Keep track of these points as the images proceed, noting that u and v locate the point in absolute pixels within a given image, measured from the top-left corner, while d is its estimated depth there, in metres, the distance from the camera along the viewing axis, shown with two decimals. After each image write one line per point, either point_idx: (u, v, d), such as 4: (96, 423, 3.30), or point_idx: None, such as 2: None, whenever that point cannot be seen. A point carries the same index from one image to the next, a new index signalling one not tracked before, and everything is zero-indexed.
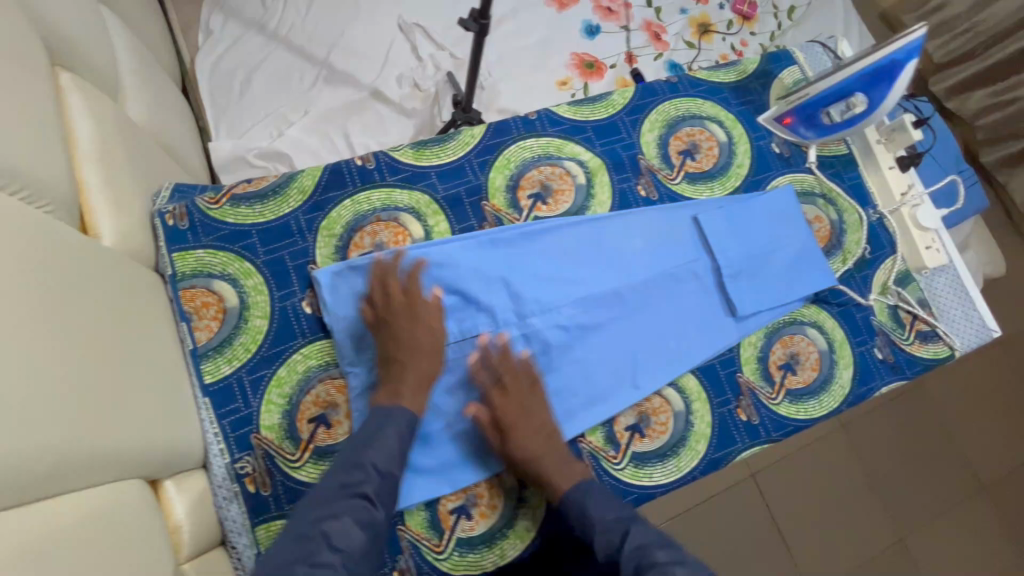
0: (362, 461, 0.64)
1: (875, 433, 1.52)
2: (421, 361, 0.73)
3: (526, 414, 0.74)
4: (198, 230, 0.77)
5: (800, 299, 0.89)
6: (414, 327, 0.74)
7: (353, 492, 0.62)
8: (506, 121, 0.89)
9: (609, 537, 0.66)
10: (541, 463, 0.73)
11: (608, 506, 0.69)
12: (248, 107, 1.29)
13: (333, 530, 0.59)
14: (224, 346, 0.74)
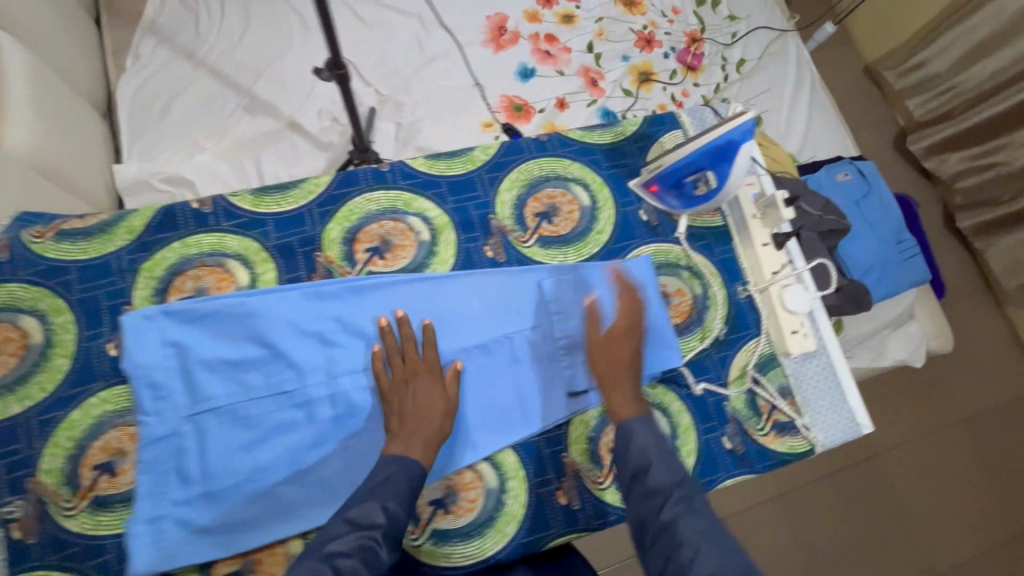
0: (376, 503, 0.65)
1: (813, 505, 1.44)
2: (436, 420, 0.74)
3: (623, 334, 0.80)
4: (16, 263, 0.77)
5: (643, 377, 0.84)
6: (433, 388, 0.76)
7: (364, 531, 0.63)
8: (356, 171, 0.88)
9: (661, 481, 0.67)
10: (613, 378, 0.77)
11: (666, 454, 0.70)
12: (164, 131, 1.31)
13: (347, 566, 0.60)
14: (18, 384, 0.73)
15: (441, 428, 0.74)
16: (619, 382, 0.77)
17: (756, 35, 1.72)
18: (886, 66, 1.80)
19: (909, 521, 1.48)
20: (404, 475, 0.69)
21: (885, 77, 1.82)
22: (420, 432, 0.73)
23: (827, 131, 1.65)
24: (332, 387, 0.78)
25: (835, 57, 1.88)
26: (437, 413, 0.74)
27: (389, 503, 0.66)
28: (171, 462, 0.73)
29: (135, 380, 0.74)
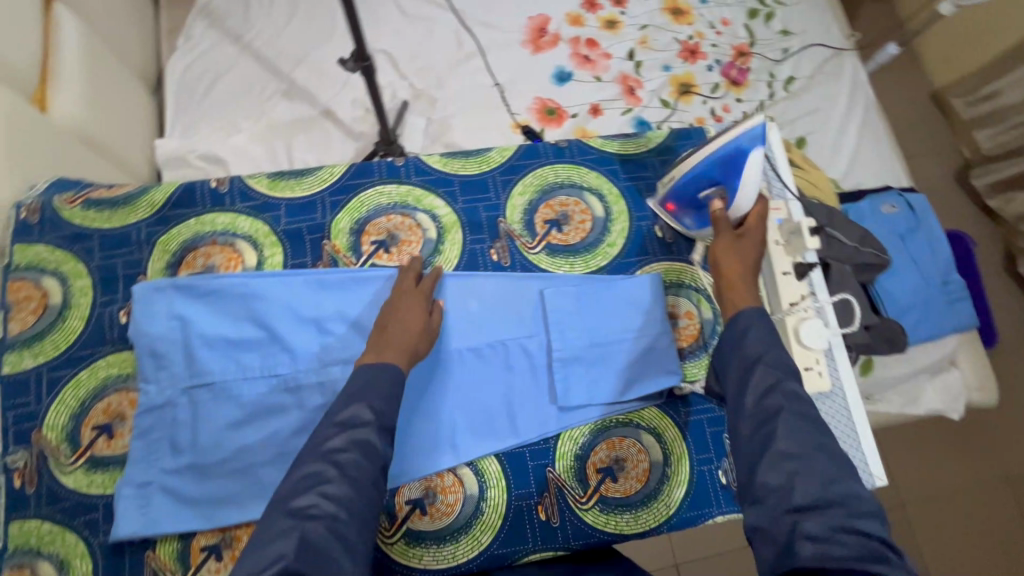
0: (361, 403, 0.64)
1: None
2: (418, 338, 0.73)
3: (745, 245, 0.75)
4: (44, 226, 0.81)
5: (638, 399, 0.81)
6: (419, 308, 0.76)
7: (354, 429, 0.61)
8: (371, 163, 0.88)
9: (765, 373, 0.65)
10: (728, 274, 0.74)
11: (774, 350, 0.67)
12: (206, 110, 1.36)
13: (347, 461, 0.59)
14: (33, 341, 0.77)
15: (417, 346, 0.73)
16: (736, 284, 0.73)
17: (809, 52, 1.64)
18: (953, 93, 1.69)
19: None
20: (386, 376, 0.67)
21: (953, 105, 1.71)
22: (401, 344, 0.72)
23: (877, 158, 1.55)
24: (322, 374, 0.78)
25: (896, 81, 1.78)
26: (416, 330, 0.74)
27: (377, 403, 0.64)
28: (164, 431, 0.76)
29: (139, 348, 0.77)
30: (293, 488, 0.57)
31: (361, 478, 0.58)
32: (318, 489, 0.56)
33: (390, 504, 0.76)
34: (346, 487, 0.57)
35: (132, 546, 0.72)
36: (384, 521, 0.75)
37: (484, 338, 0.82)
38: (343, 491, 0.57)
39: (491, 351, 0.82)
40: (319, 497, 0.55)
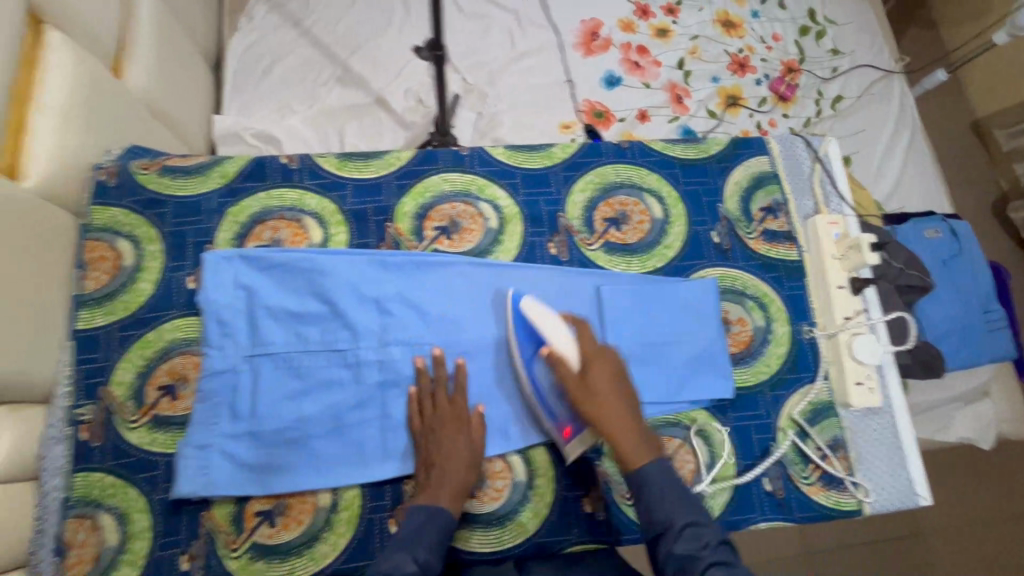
0: (407, 553, 0.66)
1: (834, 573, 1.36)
2: (464, 472, 0.74)
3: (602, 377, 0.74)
4: (121, 188, 0.83)
5: (688, 401, 0.83)
6: (460, 438, 0.75)
7: None
8: (437, 151, 0.90)
9: (693, 537, 0.65)
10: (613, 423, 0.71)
11: (687, 505, 0.67)
12: (263, 91, 1.39)
13: None
14: (105, 299, 0.79)
15: (466, 482, 0.74)
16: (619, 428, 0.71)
17: (858, 73, 1.64)
18: (998, 123, 1.70)
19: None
20: (436, 527, 0.69)
21: (994, 135, 1.72)
22: (450, 481, 0.73)
23: (921, 183, 1.55)
24: (381, 354, 0.80)
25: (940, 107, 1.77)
26: (463, 467, 0.74)
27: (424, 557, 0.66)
28: (225, 397, 0.77)
29: (206, 314, 0.79)
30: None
31: None
32: None
33: None
34: None
35: (189, 506, 0.74)
36: None
37: None
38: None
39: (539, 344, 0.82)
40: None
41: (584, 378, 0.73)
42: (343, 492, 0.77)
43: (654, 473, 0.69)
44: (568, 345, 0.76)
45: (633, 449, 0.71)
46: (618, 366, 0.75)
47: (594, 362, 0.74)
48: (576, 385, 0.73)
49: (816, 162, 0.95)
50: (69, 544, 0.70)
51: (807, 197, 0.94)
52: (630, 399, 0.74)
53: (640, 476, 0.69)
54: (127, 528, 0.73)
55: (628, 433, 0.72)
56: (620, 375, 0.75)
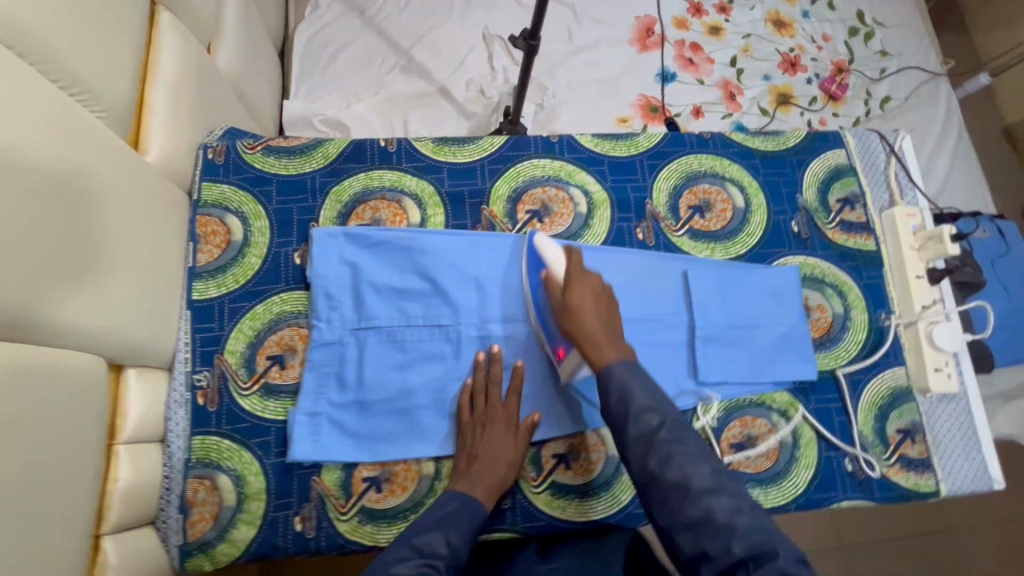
0: (439, 534, 0.66)
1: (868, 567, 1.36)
2: (501, 470, 0.75)
3: (591, 295, 0.73)
4: (229, 167, 0.87)
5: (772, 383, 0.85)
6: (506, 438, 0.77)
7: (428, 559, 0.63)
8: (528, 138, 0.93)
9: (649, 420, 0.63)
10: (591, 333, 0.70)
11: (650, 394, 0.65)
12: (329, 78, 1.43)
13: None
14: (218, 272, 0.83)
15: (503, 480, 0.75)
16: (596, 337, 0.70)
17: (906, 74, 1.66)
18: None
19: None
20: (470, 515, 0.70)
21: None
22: (489, 477, 0.74)
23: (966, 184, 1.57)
24: (482, 331, 0.83)
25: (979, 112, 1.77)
26: (503, 465, 0.75)
27: (451, 539, 0.66)
28: (332, 367, 0.81)
29: (315, 288, 0.82)
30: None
31: None
32: None
33: (538, 455, 0.81)
34: None
35: (300, 470, 0.78)
36: (531, 472, 0.80)
37: (625, 311, 0.86)
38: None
39: (628, 324, 0.85)
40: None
41: (565, 293, 0.73)
42: (445, 462, 0.80)
43: (623, 374, 0.66)
44: (557, 270, 0.77)
45: (604, 353, 0.68)
46: (603, 287, 0.74)
47: (577, 280, 0.74)
48: (559, 301, 0.74)
49: (891, 157, 0.98)
50: (192, 502, 0.74)
51: (883, 190, 0.97)
52: (612, 316, 0.72)
53: (608, 376, 0.66)
54: (242, 489, 0.76)
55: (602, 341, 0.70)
56: (604, 295, 0.74)
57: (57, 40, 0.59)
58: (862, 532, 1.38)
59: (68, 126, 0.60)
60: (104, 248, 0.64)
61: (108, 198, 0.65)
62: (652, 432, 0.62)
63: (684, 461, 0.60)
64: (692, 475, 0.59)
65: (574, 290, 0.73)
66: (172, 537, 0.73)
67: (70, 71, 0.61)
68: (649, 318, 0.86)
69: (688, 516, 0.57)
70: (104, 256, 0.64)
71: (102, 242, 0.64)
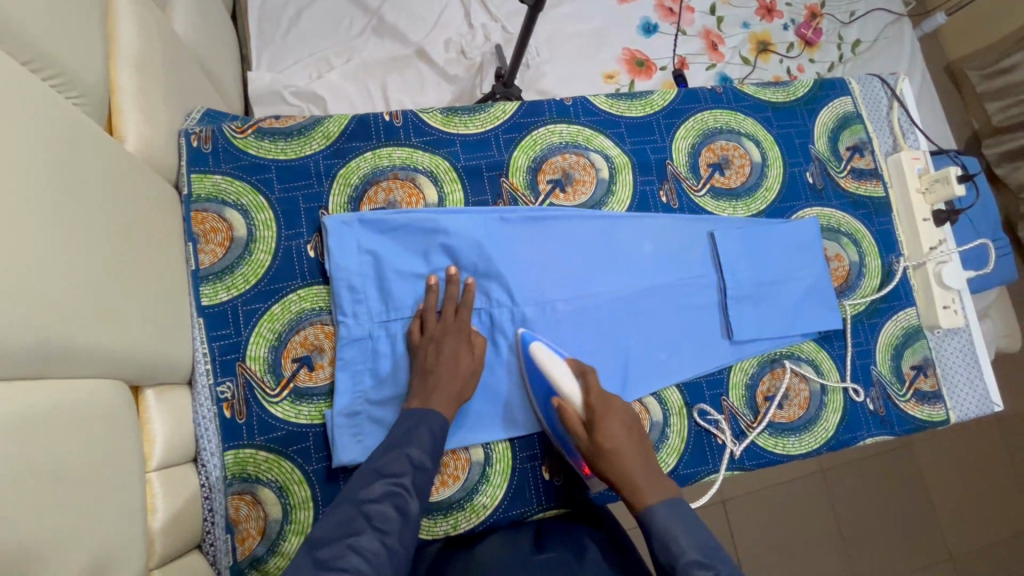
0: (401, 451, 0.63)
1: (852, 485, 1.42)
2: (461, 378, 0.73)
3: (623, 425, 0.70)
4: (219, 155, 0.78)
5: (801, 334, 0.88)
6: (462, 351, 0.74)
7: (391, 479, 0.61)
8: (541, 102, 0.88)
9: (698, 575, 0.57)
10: (628, 467, 0.68)
11: (698, 543, 0.61)
12: (293, 44, 1.30)
13: (377, 512, 0.58)
14: (225, 273, 0.75)
15: (462, 391, 0.73)
16: (632, 475, 0.67)
17: (873, 16, 1.66)
18: (972, 65, 1.67)
19: (938, 508, 1.45)
20: (429, 424, 0.67)
21: (968, 78, 1.68)
22: (447, 386, 0.71)
23: (931, 119, 1.60)
24: (513, 312, 0.80)
25: (934, 55, 1.73)
26: (463, 374, 0.73)
27: (415, 455, 0.64)
28: (365, 363, 0.76)
29: (336, 282, 0.76)
30: (326, 534, 0.57)
31: (392, 530, 0.58)
32: (348, 541, 0.56)
33: None
34: (373, 538, 0.57)
35: (345, 473, 0.74)
36: None
37: (655, 278, 0.85)
38: (377, 559, 0.55)
39: (659, 289, 0.85)
40: (348, 550, 0.55)
41: (591, 432, 0.69)
42: (494, 447, 0.78)
43: (669, 522, 0.63)
44: (570, 397, 0.71)
45: (644, 493, 0.66)
46: (626, 412, 0.71)
47: (601, 413, 0.70)
48: (586, 440, 0.69)
49: (892, 102, 0.99)
50: (236, 520, 0.70)
51: (886, 135, 0.99)
52: (645, 455, 0.70)
53: (652, 521, 0.64)
54: (287, 500, 0.72)
55: (641, 473, 0.68)
56: (634, 429, 0.71)
57: (12, 9, 0.49)
58: (846, 456, 1.43)
59: (47, 116, 0.51)
60: (112, 257, 0.57)
61: (98, 198, 0.56)
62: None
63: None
64: None
65: (600, 428, 0.69)
66: (222, 559, 0.69)
67: (34, 47, 0.51)
68: (677, 282, 0.86)
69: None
70: (113, 265, 0.57)
71: (109, 251, 0.57)
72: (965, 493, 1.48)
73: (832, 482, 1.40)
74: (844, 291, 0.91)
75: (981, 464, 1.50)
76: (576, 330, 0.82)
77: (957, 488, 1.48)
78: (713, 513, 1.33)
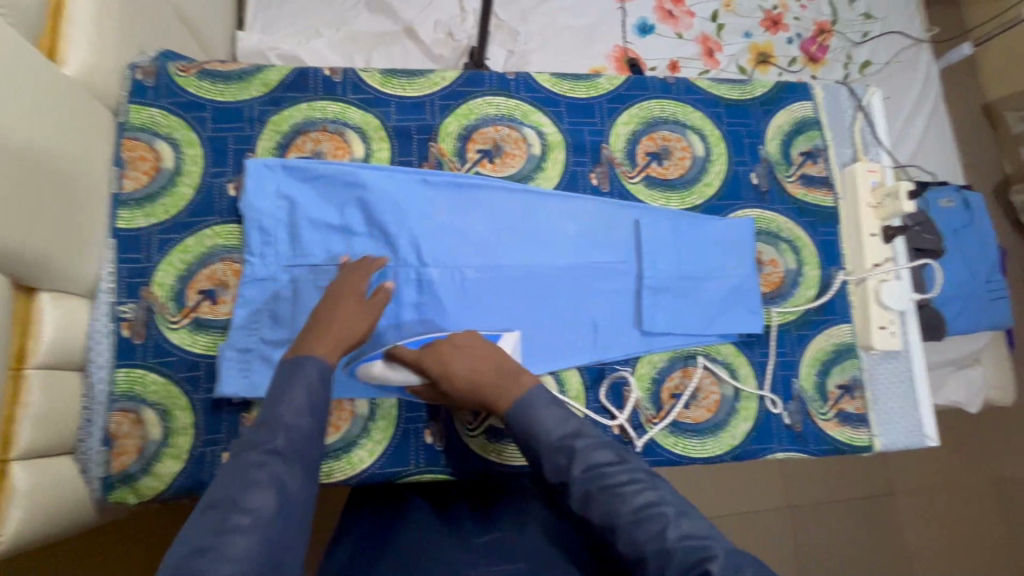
0: (273, 418, 0.55)
1: (819, 524, 1.34)
2: (350, 321, 0.70)
3: (455, 355, 0.70)
4: (160, 90, 0.82)
5: (719, 335, 0.85)
6: (346, 295, 0.71)
7: (261, 453, 0.53)
8: (483, 73, 0.88)
9: (563, 460, 0.59)
10: (479, 390, 0.67)
11: (560, 422, 0.61)
12: (287, 12, 1.35)
13: (247, 493, 0.49)
14: (146, 201, 0.79)
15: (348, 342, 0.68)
16: (487, 393, 0.67)
17: (886, 40, 1.57)
18: (1009, 107, 1.58)
19: (912, 565, 1.36)
20: (307, 382, 0.59)
21: (1005, 119, 1.60)
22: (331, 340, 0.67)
23: (940, 150, 1.51)
24: (421, 272, 0.80)
25: (956, 86, 1.63)
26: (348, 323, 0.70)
27: (287, 418, 0.55)
28: (265, 303, 0.78)
29: (247, 220, 0.78)
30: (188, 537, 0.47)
31: (267, 510, 0.49)
32: (216, 536, 0.46)
33: None
34: (249, 524, 0.48)
35: (230, 406, 0.76)
36: (468, 415, 0.79)
37: (570, 259, 0.84)
38: (252, 543, 0.47)
39: (573, 270, 0.84)
40: (218, 545, 0.46)
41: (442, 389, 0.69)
42: (381, 403, 0.78)
43: (537, 409, 0.62)
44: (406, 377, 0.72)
45: (500, 401, 0.66)
46: (455, 341, 0.71)
47: (432, 361, 0.69)
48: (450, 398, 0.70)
49: (857, 113, 0.96)
50: (115, 435, 0.72)
51: (846, 146, 0.95)
52: (490, 358, 0.69)
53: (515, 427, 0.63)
54: (168, 423, 0.74)
55: (489, 385, 0.67)
56: (466, 343, 0.71)
57: None
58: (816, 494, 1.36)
59: None
60: (27, 159, 0.60)
61: (25, 104, 0.61)
62: (568, 472, 0.58)
63: (615, 484, 0.56)
64: (616, 506, 0.55)
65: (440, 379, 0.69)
66: (93, 469, 0.71)
67: None
68: (594, 264, 0.84)
69: (643, 552, 0.53)
70: (20, 159, 0.59)
71: (27, 154, 0.60)
72: (943, 555, 1.38)
73: (800, 520, 1.33)
74: (773, 299, 0.88)
75: (964, 528, 1.40)
76: (480, 299, 0.81)
77: (934, 548, 1.38)
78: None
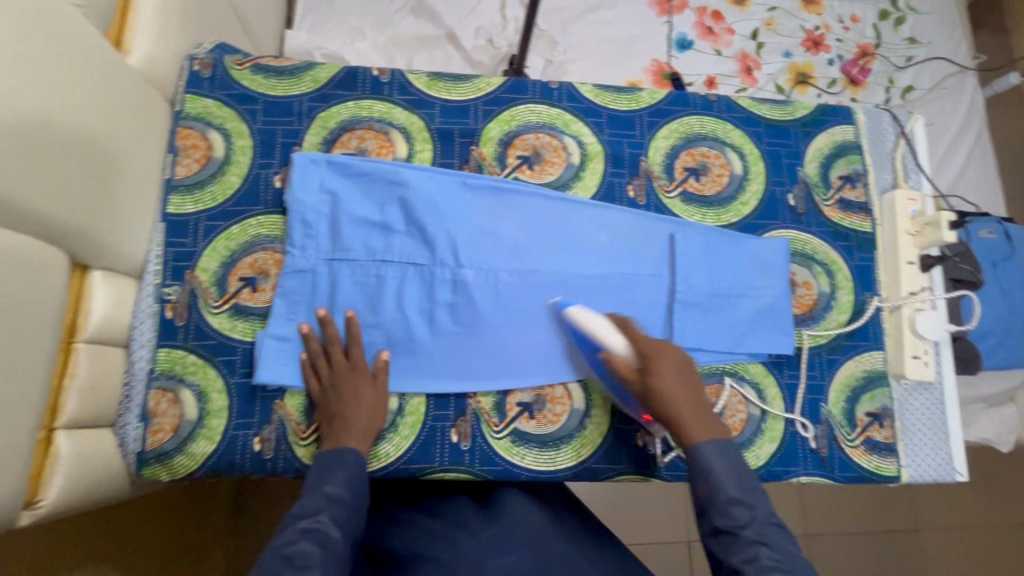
0: (318, 492, 0.65)
1: (837, 554, 1.32)
2: (371, 415, 0.74)
3: (676, 365, 0.69)
4: (215, 82, 0.85)
5: (749, 354, 0.84)
6: (365, 386, 0.75)
7: (309, 520, 0.62)
8: (527, 81, 0.90)
9: (736, 514, 0.61)
10: (677, 406, 0.67)
11: (738, 480, 0.64)
12: (335, 12, 1.38)
13: (297, 552, 0.57)
14: (195, 187, 0.81)
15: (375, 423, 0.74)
16: (684, 418, 0.67)
17: (932, 65, 1.55)
18: None
19: None
20: (348, 463, 0.69)
21: None
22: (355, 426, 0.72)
23: (981, 181, 1.48)
24: (455, 273, 0.82)
25: (1002, 116, 1.59)
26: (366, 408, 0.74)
27: (331, 493, 0.65)
28: (303, 294, 0.80)
29: (291, 212, 0.80)
30: None
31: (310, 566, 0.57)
32: None
33: (502, 401, 0.80)
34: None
35: (264, 393, 0.77)
36: (494, 417, 0.80)
37: (602, 269, 0.84)
38: None
39: (605, 279, 0.84)
40: None
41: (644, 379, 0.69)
42: (409, 399, 0.79)
43: (717, 459, 0.64)
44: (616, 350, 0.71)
45: (692, 432, 0.67)
46: (682, 359, 0.70)
47: (655, 357, 0.69)
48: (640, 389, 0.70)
49: (899, 139, 0.95)
50: (153, 413, 0.75)
51: (887, 172, 0.94)
52: (700, 391, 0.69)
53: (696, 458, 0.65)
54: (204, 405, 0.76)
55: (694, 414, 0.67)
56: (687, 366, 0.70)
57: None
58: (834, 523, 1.34)
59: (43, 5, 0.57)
60: (88, 142, 0.63)
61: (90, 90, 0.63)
62: (740, 527, 0.60)
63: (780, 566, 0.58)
64: None
65: (654, 373, 0.68)
66: (130, 444, 0.74)
67: None
68: (626, 276, 0.85)
69: None
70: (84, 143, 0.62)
71: (88, 137, 0.63)
72: None
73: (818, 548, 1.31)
74: (804, 322, 0.87)
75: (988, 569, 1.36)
76: (512, 302, 0.82)
77: None
78: (654, 552, 1.28)
